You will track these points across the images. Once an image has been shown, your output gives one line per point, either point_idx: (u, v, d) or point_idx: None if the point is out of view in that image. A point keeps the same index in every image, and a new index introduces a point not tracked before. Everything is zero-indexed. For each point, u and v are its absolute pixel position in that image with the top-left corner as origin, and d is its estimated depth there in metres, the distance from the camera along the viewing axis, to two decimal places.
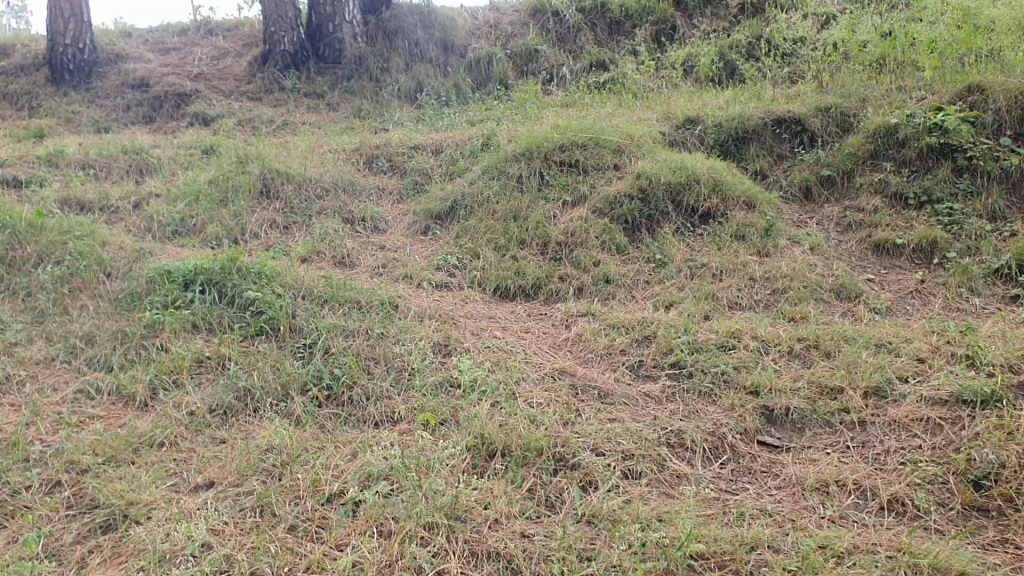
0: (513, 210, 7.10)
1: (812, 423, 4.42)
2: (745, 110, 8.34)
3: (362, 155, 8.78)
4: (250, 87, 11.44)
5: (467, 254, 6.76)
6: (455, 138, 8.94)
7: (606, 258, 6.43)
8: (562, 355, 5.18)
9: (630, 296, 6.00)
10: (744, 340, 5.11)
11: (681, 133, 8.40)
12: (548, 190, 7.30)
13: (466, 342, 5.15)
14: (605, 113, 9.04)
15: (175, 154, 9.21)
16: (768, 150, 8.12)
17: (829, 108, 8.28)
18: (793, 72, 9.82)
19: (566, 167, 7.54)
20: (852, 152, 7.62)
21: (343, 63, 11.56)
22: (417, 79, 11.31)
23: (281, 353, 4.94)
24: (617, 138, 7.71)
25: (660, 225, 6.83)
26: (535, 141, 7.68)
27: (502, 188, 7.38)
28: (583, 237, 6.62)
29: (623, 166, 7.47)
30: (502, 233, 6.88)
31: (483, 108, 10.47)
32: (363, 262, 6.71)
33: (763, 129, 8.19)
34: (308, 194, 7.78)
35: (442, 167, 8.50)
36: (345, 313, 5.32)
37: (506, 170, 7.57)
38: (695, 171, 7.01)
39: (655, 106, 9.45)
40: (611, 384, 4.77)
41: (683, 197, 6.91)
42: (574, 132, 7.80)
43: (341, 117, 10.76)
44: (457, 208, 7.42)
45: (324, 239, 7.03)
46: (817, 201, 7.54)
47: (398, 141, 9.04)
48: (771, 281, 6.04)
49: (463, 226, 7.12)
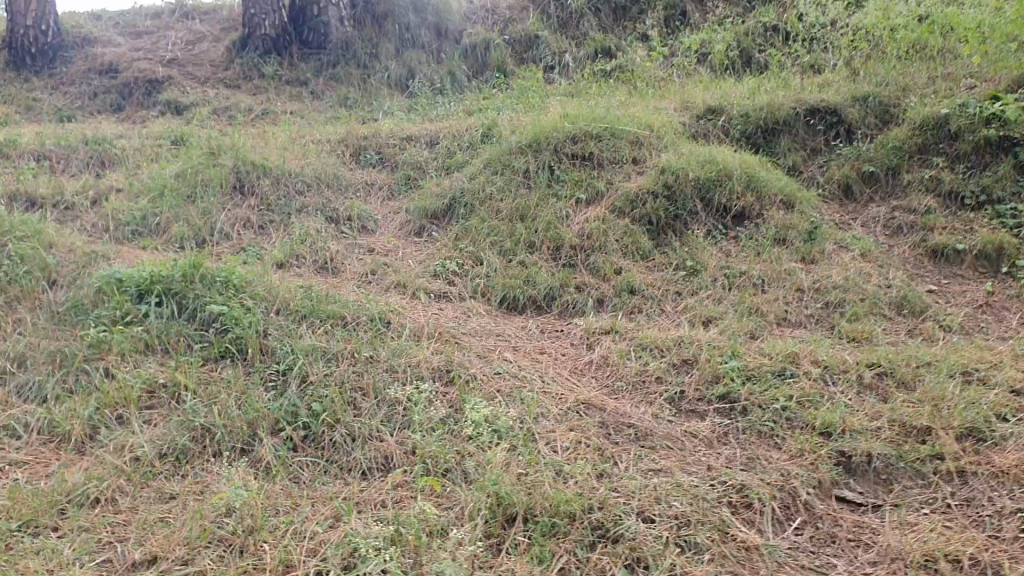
0: (519, 209, 6.27)
1: (900, 475, 3.60)
2: (774, 99, 7.52)
3: (349, 147, 7.92)
4: (228, 74, 10.55)
5: (468, 260, 5.93)
6: (452, 129, 8.09)
7: (629, 265, 5.61)
8: (586, 383, 4.34)
9: (660, 309, 5.17)
10: (804, 366, 4.29)
11: (703, 124, 7.59)
12: (559, 186, 6.47)
13: (472, 366, 4.31)
14: (617, 102, 8.21)
15: (142, 145, 8.32)
16: (800, 144, 7.31)
17: (867, 98, 7.48)
18: (820, 60, 9.01)
19: (578, 160, 6.71)
20: (898, 145, 6.85)
21: (328, 49, 10.68)
22: (408, 66, 10.45)
23: (249, 382, 4.09)
24: (634, 129, 6.89)
25: (687, 226, 6.00)
26: (543, 131, 6.84)
27: (507, 185, 6.54)
28: (602, 241, 5.80)
29: (643, 160, 6.64)
30: (508, 235, 6.05)
31: (481, 97, 9.61)
32: (349, 269, 5.86)
33: (794, 120, 7.39)
34: (287, 189, 6.92)
35: (438, 161, 7.65)
36: (328, 331, 4.48)
37: (511, 163, 6.73)
38: (726, 166, 6.20)
39: (670, 95, 8.63)
40: (649, 421, 3.94)
41: (714, 195, 6.09)
42: (587, 121, 6.96)
43: (326, 108, 9.89)
44: (456, 206, 6.58)
45: (305, 241, 6.17)
46: (859, 200, 6.73)
47: (388, 131, 8.18)
48: (822, 294, 5.23)
49: (462, 227, 6.28)
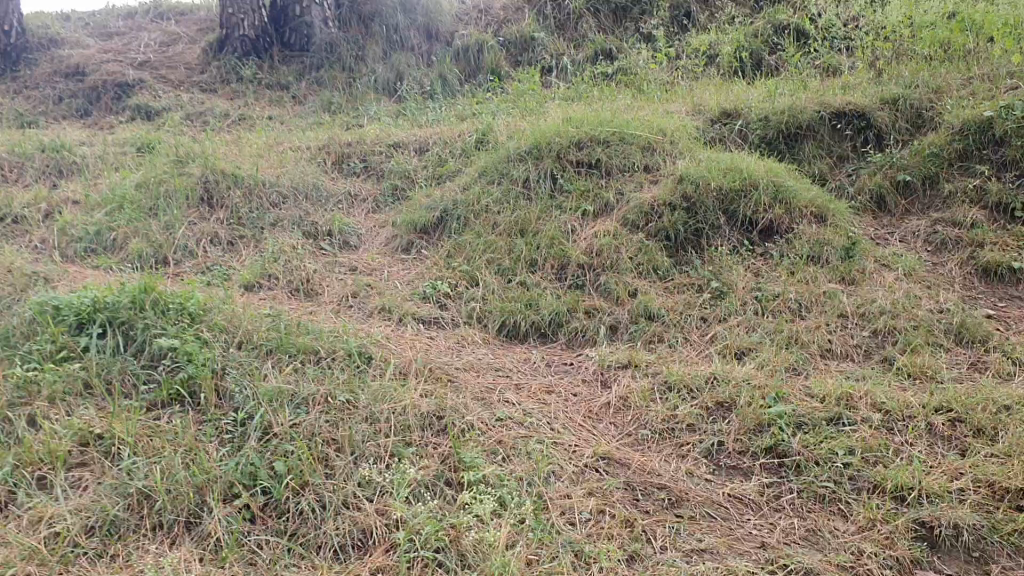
0: (519, 223, 5.60)
1: (996, 551, 2.93)
2: (796, 101, 6.87)
3: (330, 154, 7.23)
4: (204, 78, 9.86)
5: (462, 280, 5.26)
6: (443, 135, 7.42)
7: (645, 287, 4.95)
8: (604, 431, 3.67)
9: (683, 338, 4.51)
10: (861, 410, 3.62)
11: (718, 129, 6.92)
12: (563, 197, 5.80)
13: (469, 411, 3.63)
14: (623, 103, 7.54)
15: (105, 152, 7.62)
16: (826, 150, 6.66)
17: (898, 100, 6.83)
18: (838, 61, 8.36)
19: (583, 168, 6.03)
20: (936, 151, 6.20)
21: (311, 51, 9.99)
22: (396, 70, 9.72)
23: (200, 434, 3.40)
24: (646, 133, 6.22)
25: (709, 241, 5.34)
26: (545, 136, 6.18)
27: (505, 197, 5.88)
28: (613, 260, 5.13)
29: (656, 167, 5.98)
30: (507, 253, 5.38)
31: (474, 101, 8.93)
32: (327, 291, 5.17)
33: (819, 124, 6.73)
34: (260, 199, 6.22)
35: (428, 169, 6.99)
36: (298, 369, 3.78)
37: (509, 172, 6.07)
38: (751, 175, 5.54)
39: (679, 97, 7.96)
40: (685, 483, 3.29)
41: (737, 208, 5.43)
42: (593, 124, 6.29)
43: (308, 113, 9.20)
44: (448, 220, 5.91)
45: (279, 259, 5.49)
46: (895, 212, 6.08)
47: (374, 136, 7.50)
48: (867, 321, 4.57)
49: (456, 244, 5.62)
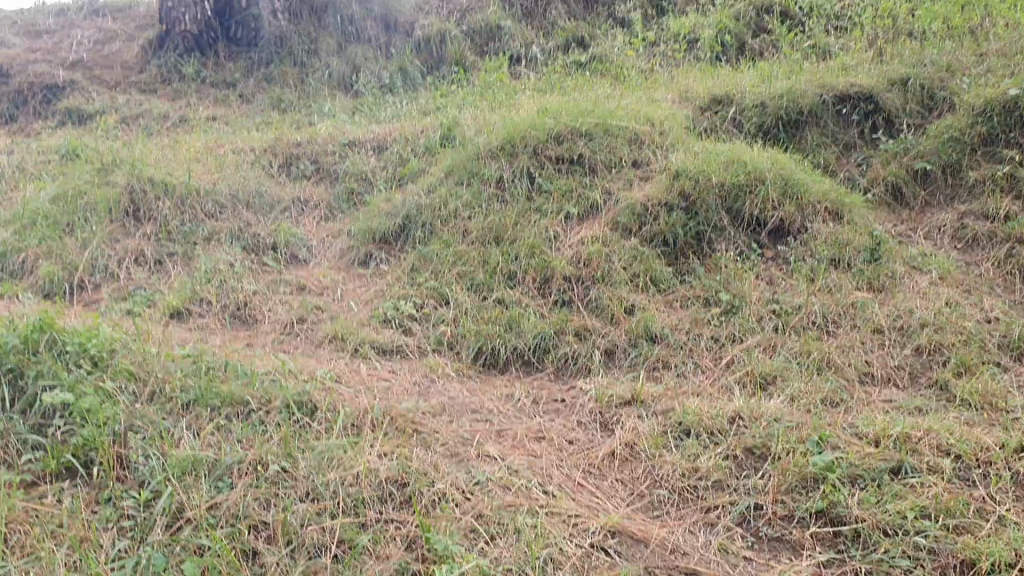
0: (493, 232, 4.88)
1: None
2: (795, 84, 6.17)
3: (278, 156, 6.46)
4: (142, 77, 8.99)
5: (429, 299, 4.52)
6: (403, 131, 6.65)
7: (643, 302, 4.23)
8: (609, 494, 2.95)
9: (693, 364, 3.81)
10: (926, 456, 2.94)
11: (708, 116, 6.21)
12: (542, 198, 5.07)
13: (440, 473, 2.89)
14: (602, 91, 6.81)
15: (23, 161, 6.77)
16: (831, 137, 5.97)
17: (907, 80, 6.15)
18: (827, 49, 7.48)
19: (562, 164, 5.29)
20: (956, 135, 5.53)
21: (259, 46, 9.17)
22: (352, 62, 8.91)
23: (92, 520, 2.64)
24: (633, 123, 5.49)
25: (712, 245, 4.62)
26: (518, 130, 5.44)
27: (475, 201, 5.13)
28: (604, 273, 4.42)
29: (645, 162, 5.26)
30: (481, 267, 4.65)
31: (437, 95, 8.15)
32: (270, 317, 4.39)
33: (822, 109, 6.04)
34: (193, 209, 5.40)
35: (387, 170, 6.24)
36: (223, 427, 3.01)
37: (479, 171, 5.33)
38: (757, 168, 4.83)
39: (663, 80, 7.23)
40: (720, 569, 2.60)
41: (743, 205, 4.72)
42: (572, 115, 5.54)
43: (255, 113, 8.38)
44: (411, 228, 5.18)
45: (213, 281, 4.70)
46: (914, 205, 5.40)
47: (326, 135, 6.72)
48: (908, 337, 3.88)
49: (420, 255, 4.87)
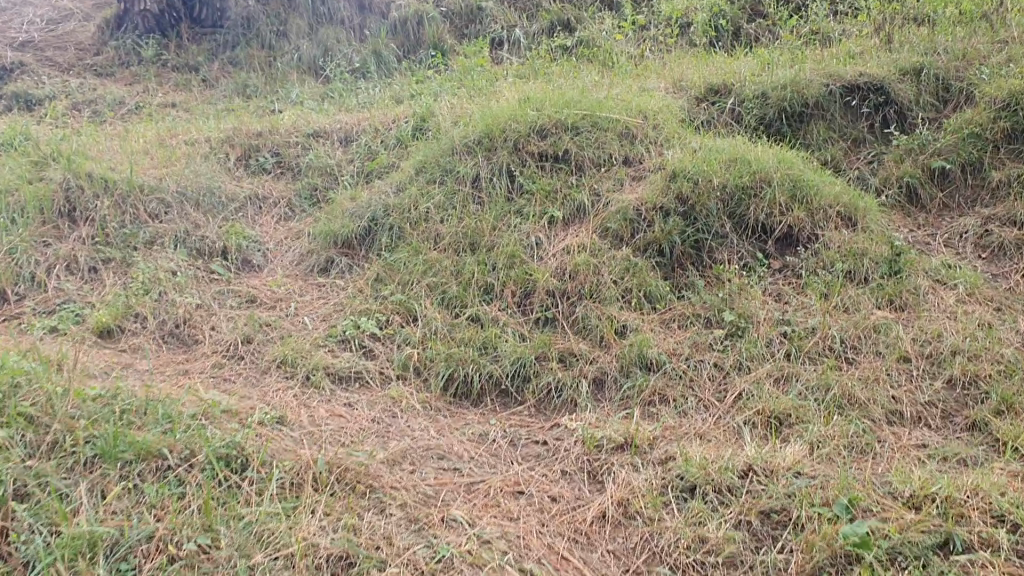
0: (467, 238, 4.37)
1: None
2: (799, 73, 5.66)
3: (234, 148, 5.90)
4: (97, 59, 8.31)
5: (394, 315, 4.00)
6: (373, 120, 6.10)
7: (636, 322, 3.73)
8: (598, 573, 2.52)
9: (693, 400, 3.32)
10: (977, 525, 2.49)
11: (704, 107, 5.70)
12: (522, 199, 4.56)
13: (392, 549, 2.48)
14: (589, 78, 6.28)
15: None
16: (838, 132, 5.47)
17: (920, 69, 5.65)
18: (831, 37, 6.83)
19: (545, 161, 4.77)
20: (976, 130, 5.04)
21: (225, 27, 8.53)
22: (322, 45, 8.21)
23: None
24: (623, 114, 4.97)
25: (713, 255, 4.12)
26: (496, 122, 4.91)
27: (448, 204, 4.62)
28: (592, 287, 3.92)
29: (637, 160, 4.74)
30: (453, 279, 4.14)
31: (413, 81, 7.57)
32: (213, 337, 3.87)
33: (829, 101, 5.54)
34: (134, 209, 4.84)
35: (354, 163, 5.71)
36: (133, 490, 2.53)
37: (453, 169, 4.80)
38: (762, 168, 4.33)
39: (654, 66, 6.69)
40: None
41: (748, 210, 4.22)
42: (556, 105, 5.00)
43: (217, 100, 7.77)
44: (377, 232, 4.66)
45: (151, 293, 4.17)
46: (931, 208, 4.93)
47: (290, 124, 6.16)
48: (938, 368, 3.40)
49: (386, 263, 4.35)
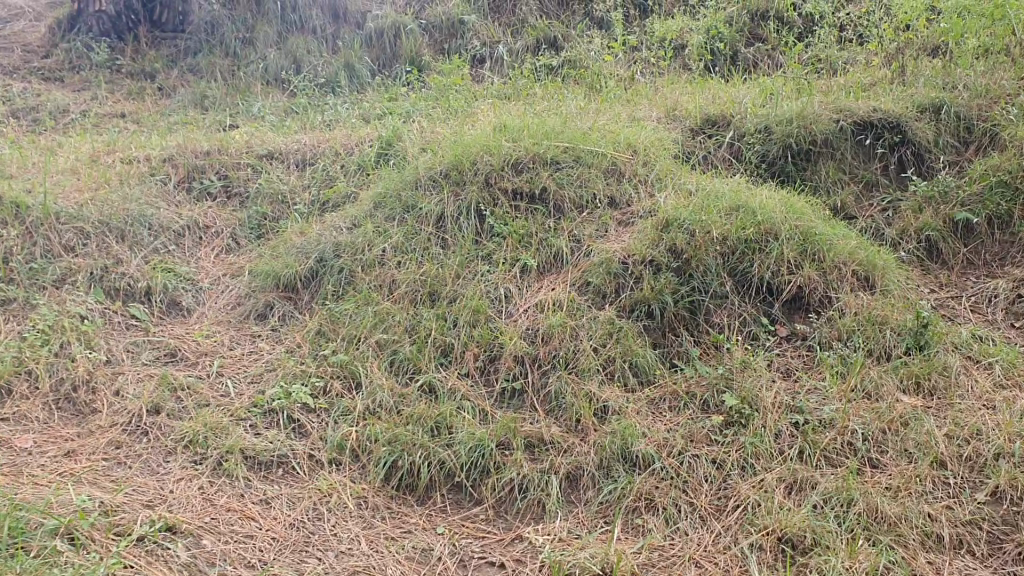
0: (426, 286, 3.77)
1: None
2: (807, 106, 5.10)
3: (176, 169, 5.28)
4: (45, 62, 7.43)
5: (334, 379, 3.38)
6: (334, 142, 5.48)
7: (619, 402, 3.12)
8: None
9: (687, 510, 2.77)
10: None
11: (701, 140, 5.13)
12: (492, 243, 3.96)
13: None
14: (574, 103, 5.69)
15: None
16: (849, 174, 4.91)
17: (940, 107, 5.09)
18: (840, 64, 6.21)
19: (519, 199, 4.17)
20: (1006, 179, 4.48)
21: (188, 31, 7.61)
22: (291, 55, 7.33)
23: None
24: (610, 147, 4.38)
25: (711, 319, 3.53)
26: (467, 151, 4.30)
27: (407, 245, 4.02)
28: (568, 355, 3.30)
29: (624, 202, 4.16)
30: (406, 336, 3.53)
31: (384, 97, 6.79)
32: (115, 404, 3.26)
33: (839, 139, 4.99)
34: (47, 239, 4.23)
35: (310, 190, 5.10)
36: None
37: (415, 205, 4.20)
38: (770, 217, 3.74)
39: (647, 94, 6.01)
40: None
41: (753, 268, 3.63)
42: (535, 135, 4.41)
43: (171, 111, 6.92)
44: (325, 275, 4.05)
45: (50, 345, 3.54)
46: (954, 265, 4.38)
47: (241, 144, 5.52)
48: (980, 476, 2.85)
49: (329, 314, 3.74)
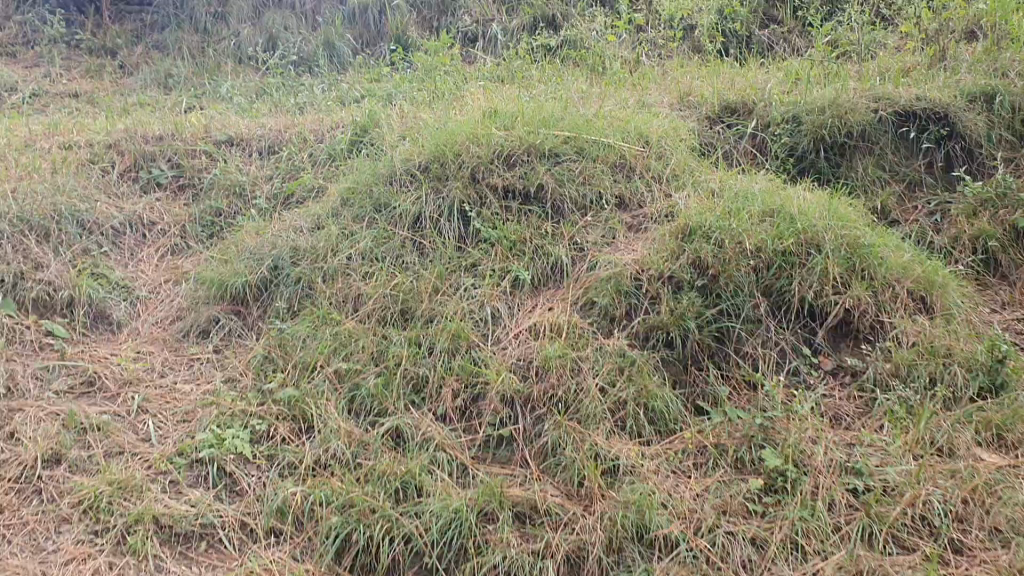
0: (396, 302, 3.14)
1: None
2: (841, 93, 4.46)
3: (122, 157, 4.62)
4: None
5: (280, 420, 2.76)
6: (302, 128, 4.81)
7: (631, 460, 2.52)
8: None
9: None
10: None
11: (719, 130, 4.51)
12: (478, 251, 3.32)
13: None
14: (574, 86, 5.01)
15: None
16: (890, 171, 4.28)
17: (993, 95, 4.44)
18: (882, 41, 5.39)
19: (511, 197, 3.53)
20: None
21: (155, 4, 6.77)
22: (266, 31, 6.43)
23: None
24: (617, 138, 3.73)
25: (742, 349, 2.91)
26: (449, 140, 3.65)
27: (376, 251, 3.38)
28: (568, 396, 2.67)
29: (635, 204, 3.54)
30: (371, 365, 2.90)
31: (366, 78, 5.88)
32: (5, 453, 2.65)
33: (878, 131, 4.34)
34: None
35: (272, 183, 4.45)
36: None
37: (389, 203, 3.56)
38: (812, 224, 3.10)
39: (660, 76, 5.31)
40: None
41: (792, 287, 3.00)
42: (530, 122, 3.76)
43: (130, 92, 6.13)
44: (279, 286, 3.40)
45: None
46: (1016, 278, 3.75)
47: (197, 128, 4.84)
48: None
49: (279, 335, 3.11)
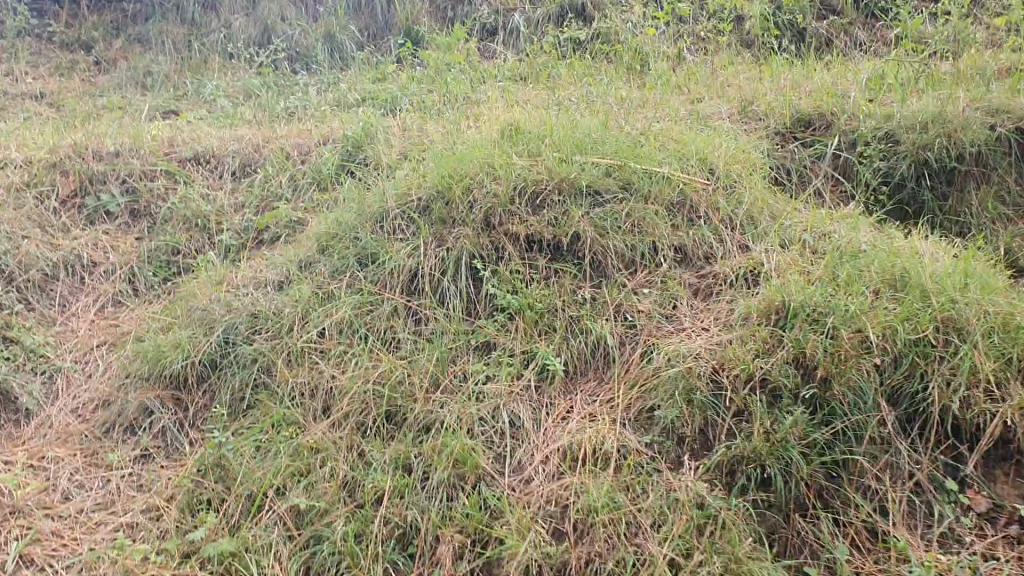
0: (381, 402, 2.30)
1: None
2: (948, 100, 3.52)
3: (66, 177, 3.72)
4: None
5: None
6: (284, 143, 3.93)
7: None
8: None
9: None
10: None
11: (795, 147, 3.58)
12: (492, 324, 2.46)
13: None
14: (615, 91, 4.10)
15: None
16: (1013, 206, 3.35)
17: None
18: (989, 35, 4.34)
19: (537, 249, 2.67)
20: None
21: None
22: (261, 23, 5.32)
23: None
24: (674, 167, 2.85)
25: (863, 487, 2.07)
26: (457, 172, 2.80)
27: (357, 323, 2.54)
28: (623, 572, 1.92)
29: (699, 256, 2.68)
30: (340, 503, 2.12)
31: (369, 77, 4.88)
32: None
33: (995, 152, 3.41)
34: None
35: (241, 216, 3.58)
36: None
37: (379, 256, 2.71)
38: (957, 299, 2.23)
39: (723, 70, 4.33)
40: None
41: (932, 391, 2.13)
42: (562, 145, 2.90)
43: (99, 92, 5.02)
44: (230, 368, 2.55)
45: None
46: None
47: (158, 142, 3.94)
48: None
49: (219, 450, 2.29)
